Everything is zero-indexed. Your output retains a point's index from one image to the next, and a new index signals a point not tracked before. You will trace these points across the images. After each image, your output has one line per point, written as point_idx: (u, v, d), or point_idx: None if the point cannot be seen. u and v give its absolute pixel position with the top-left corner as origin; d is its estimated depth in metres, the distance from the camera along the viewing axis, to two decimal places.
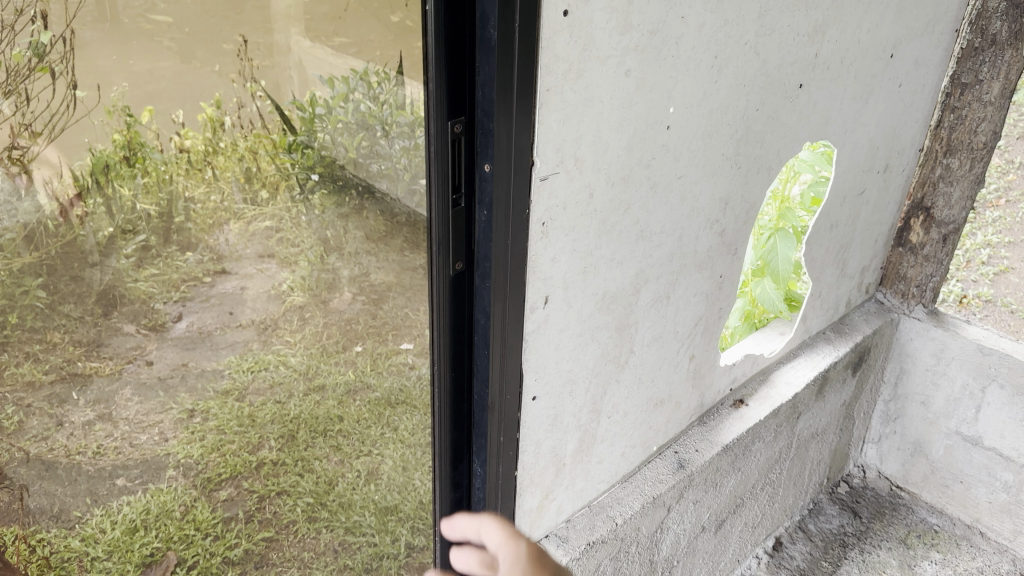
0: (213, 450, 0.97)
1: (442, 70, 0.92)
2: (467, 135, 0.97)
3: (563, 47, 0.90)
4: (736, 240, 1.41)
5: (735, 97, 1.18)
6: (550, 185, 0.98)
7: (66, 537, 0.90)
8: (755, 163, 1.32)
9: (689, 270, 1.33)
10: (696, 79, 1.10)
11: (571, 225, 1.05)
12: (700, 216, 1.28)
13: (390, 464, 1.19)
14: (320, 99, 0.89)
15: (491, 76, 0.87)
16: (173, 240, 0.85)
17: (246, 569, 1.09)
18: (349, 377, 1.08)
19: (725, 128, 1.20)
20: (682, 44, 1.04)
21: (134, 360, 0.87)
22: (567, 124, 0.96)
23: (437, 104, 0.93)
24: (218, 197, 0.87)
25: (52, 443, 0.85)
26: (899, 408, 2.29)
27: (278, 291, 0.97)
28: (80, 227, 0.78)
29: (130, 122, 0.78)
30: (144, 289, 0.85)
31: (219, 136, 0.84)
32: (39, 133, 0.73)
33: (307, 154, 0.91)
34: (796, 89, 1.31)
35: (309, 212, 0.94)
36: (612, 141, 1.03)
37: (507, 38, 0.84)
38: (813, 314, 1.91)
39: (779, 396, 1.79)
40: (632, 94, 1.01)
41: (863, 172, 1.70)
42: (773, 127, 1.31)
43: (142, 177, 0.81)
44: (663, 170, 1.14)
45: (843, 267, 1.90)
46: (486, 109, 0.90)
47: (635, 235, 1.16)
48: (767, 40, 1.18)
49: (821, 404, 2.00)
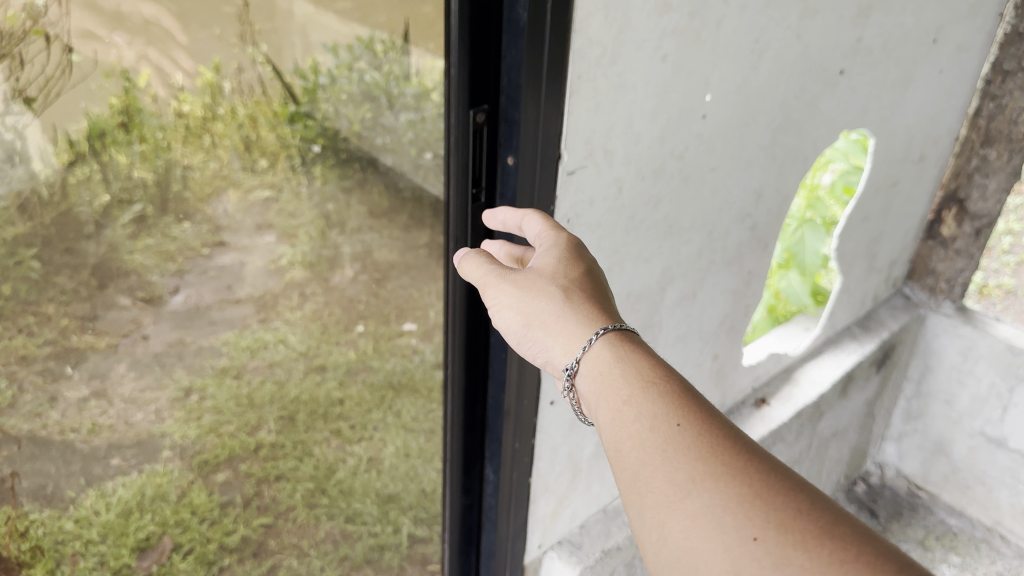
0: (208, 432, 0.98)
1: (463, 54, 0.81)
2: (491, 126, 0.86)
3: (597, 30, 0.82)
4: (767, 234, 1.35)
5: (774, 83, 1.11)
6: (576, 179, 0.91)
7: (59, 519, 0.89)
8: (791, 154, 1.26)
9: (717, 268, 1.28)
10: (736, 64, 1.02)
11: (596, 223, 0.98)
12: (731, 209, 1.22)
13: (393, 450, 1.14)
14: (321, 67, 0.84)
15: (518, 60, 0.80)
16: (170, 212, 0.83)
17: (245, 557, 1.06)
18: (350, 358, 1.06)
19: (762, 116, 1.14)
20: (722, 27, 0.96)
21: (129, 335, 0.87)
22: (598, 114, 0.88)
23: (458, 92, 0.82)
24: (217, 164, 0.84)
25: (45, 420, 0.84)
26: (922, 406, 2.13)
27: (275, 265, 0.97)
28: (74, 197, 0.76)
29: (127, 87, 0.73)
30: (139, 262, 0.84)
31: (217, 101, 0.79)
32: (33, 99, 0.69)
33: (308, 125, 0.87)
34: (837, 74, 1.24)
35: (309, 184, 0.93)
36: (644, 132, 0.95)
37: (537, 18, 0.76)
38: (841, 309, 1.85)
39: (801, 396, 1.73)
40: (668, 81, 0.94)
41: (898, 162, 1.63)
42: (812, 114, 1.24)
43: (139, 144, 0.76)
44: (696, 161, 1.07)
45: (873, 261, 1.83)
46: (511, 97, 0.83)
47: (664, 231, 1.10)
48: (810, 22, 1.10)
49: (844, 403, 1.92)
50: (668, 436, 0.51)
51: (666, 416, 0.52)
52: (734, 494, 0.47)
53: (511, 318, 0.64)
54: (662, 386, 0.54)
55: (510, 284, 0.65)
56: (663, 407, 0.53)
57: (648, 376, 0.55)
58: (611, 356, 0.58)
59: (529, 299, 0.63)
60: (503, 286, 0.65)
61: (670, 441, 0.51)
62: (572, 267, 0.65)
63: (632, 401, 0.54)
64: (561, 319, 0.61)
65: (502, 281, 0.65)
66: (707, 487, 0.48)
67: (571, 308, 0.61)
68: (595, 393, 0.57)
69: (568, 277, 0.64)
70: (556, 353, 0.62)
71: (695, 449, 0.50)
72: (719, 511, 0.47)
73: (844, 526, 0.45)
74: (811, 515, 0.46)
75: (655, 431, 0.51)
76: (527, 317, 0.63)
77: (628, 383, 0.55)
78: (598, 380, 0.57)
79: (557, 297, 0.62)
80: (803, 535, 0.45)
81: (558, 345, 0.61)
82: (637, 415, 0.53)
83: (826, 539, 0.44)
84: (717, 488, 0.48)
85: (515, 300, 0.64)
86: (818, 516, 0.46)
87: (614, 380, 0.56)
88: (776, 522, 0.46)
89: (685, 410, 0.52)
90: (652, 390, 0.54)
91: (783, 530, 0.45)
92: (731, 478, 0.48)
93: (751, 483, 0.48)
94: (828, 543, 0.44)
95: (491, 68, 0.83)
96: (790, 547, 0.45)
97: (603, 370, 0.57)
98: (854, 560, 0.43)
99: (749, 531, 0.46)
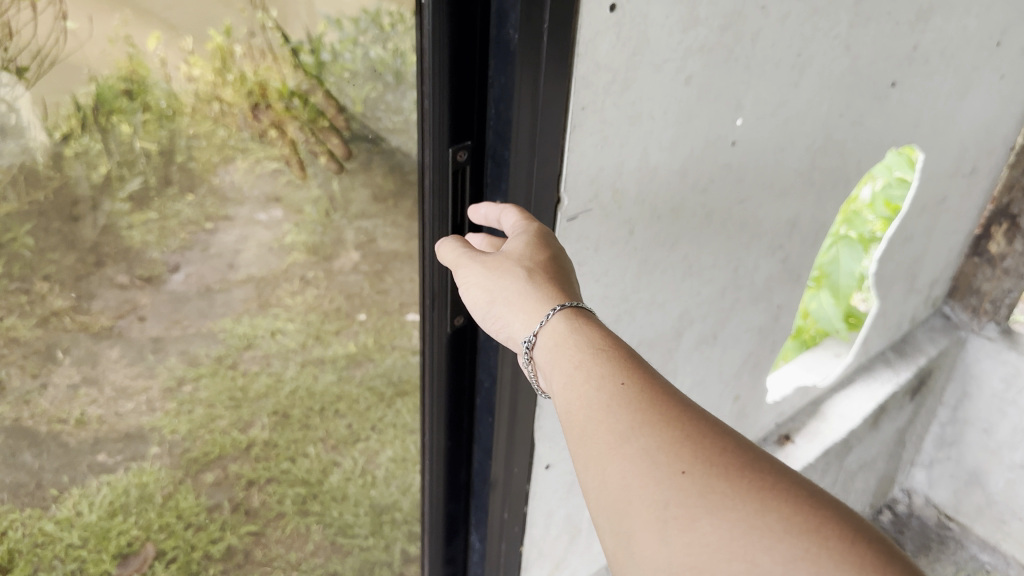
0: (200, 427, 0.96)
1: (441, 84, 0.68)
2: (476, 164, 0.75)
3: (606, 53, 0.69)
4: (799, 265, 1.27)
5: (817, 101, 1.01)
6: (580, 225, 0.80)
7: (40, 519, 0.86)
8: (831, 177, 1.16)
9: (742, 305, 1.20)
10: (774, 82, 0.91)
11: (603, 270, 0.87)
12: (761, 241, 1.12)
13: (389, 455, 1.06)
14: (327, 42, 0.70)
15: (508, 89, 0.68)
16: (173, 182, 0.77)
17: (229, 568, 1.01)
18: (351, 350, 1.00)
19: (801, 138, 1.03)
20: (758, 43, 0.84)
21: (125, 317, 0.86)
22: (605, 150, 0.76)
23: (437, 124, 0.70)
24: (225, 132, 0.73)
25: (33, 408, 0.82)
26: (958, 432, 2.03)
27: (278, 243, 0.91)
28: (71, 169, 0.70)
29: (133, 52, 0.64)
30: (139, 238, 0.80)
31: (227, 67, 0.68)
32: (25, 69, 0.61)
33: (310, 105, 0.74)
34: (888, 88, 1.14)
35: (313, 162, 0.81)
36: (662, 165, 0.83)
37: (529, 41, 0.65)
38: (875, 334, 1.78)
39: (828, 432, 1.66)
40: (692, 105, 0.82)
41: (946, 177, 1.53)
42: (858, 132, 1.15)
43: (142, 113, 0.69)
44: (721, 194, 0.96)
45: (913, 281, 1.73)
46: (500, 132, 0.71)
47: (681, 271, 1.00)
48: (862, 31, 1.00)
49: (874, 434, 1.84)
50: (612, 393, 0.48)
51: (610, 375, 0.49)
52: (669, 437, 0.45)
53: (477, 296, 0.60)
54: (610, 347, 0.52)
55: (477, 264, 0.61)
56: (608, 368, 0.50)
57: (597, 342, 0.52)
58: (565, 327, 0.54)
59: (495, 277, 0.59)
60: (470, 267, 0.61)
61: (614, 397, 0.48)
62: (540, 250, 0.61)
63: (583, 366, 0.51)
64: (523, 297, 0.57)
65: (470, 263, 0.61)
66: (645, 432, 0.46)
67: (533, 288, 0.57)
68: (547, 364, 0.54)
69: (534, 259, 0.59)
70: (516, 328, 0.58)
71: (639, 402, 0.47)
72: (655, 453, 0.45)
73: (770, 463, 0.44)
74: (739, 453, 0.44)
75: (600, 390, 0.49)
76: (490, 294, 0.59)
77: (578, 349, 0.52)
78: (550, 352, 0.54)
79: (521, 277, 0.58)
80: (727, 467, 0.43)
81: (519, 319, 0.57)
82: (585, 376, 0.50)
83: (751, 471, 0.43)
84: (652, 432, 0.46)
85: (483, 279, 0.60)
86: (744, 454, 0.44)
87: (564, 348, 0.53)
88: (708, 460, 0.44)
89: (631, 370, 0.50)
90: (602, 353, 0.51)
91: (711, 465, 0.44)
92: (666, 423, 0.46)
93: (685, 427, 0.46)
94: (750, 475, 0.43)
95: (474, 97, 0.71)
96: (718, 478, 0.43)
97: (558, 341, 0.54)
98: (773, 487, 0.42)
99: (677, 465, 0.44)
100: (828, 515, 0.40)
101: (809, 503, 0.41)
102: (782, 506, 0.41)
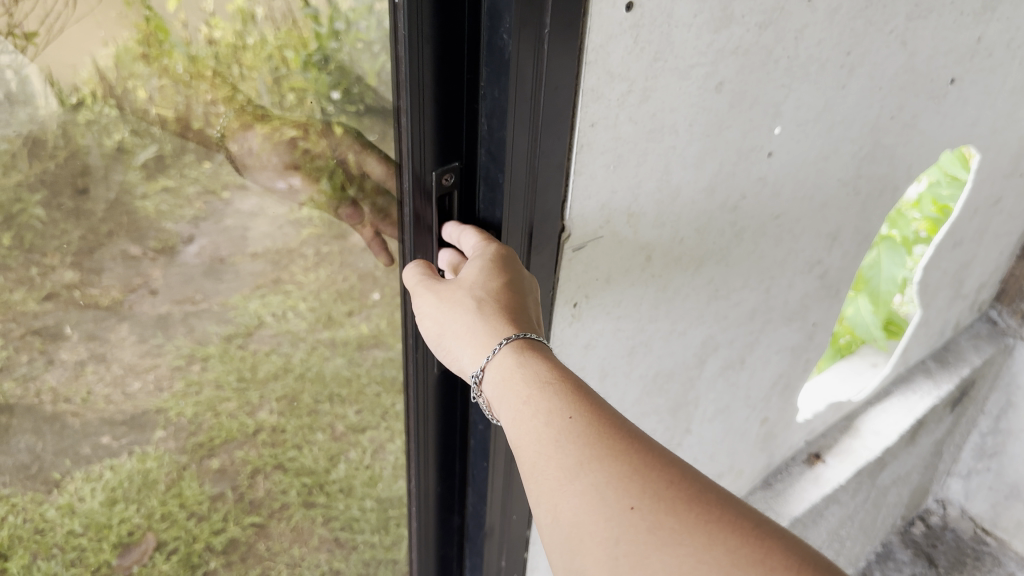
0: (207, 409, 0.85)
1: (425, 105, 0.73)
2: (462, 186, 0.80)
3: (619, 61, 0.73)
4: (837, 282, 1.41)
5: (866, 102, 1.07)
6: (587, 253, 0.87)
7: (41, 504, 0.77)
8: (877, 186, 1.26)
9: (774, 325, 1.32)
10: (817, 84, 0.96)
11: (612, 301, 0.95)
12: (795, 262, 1.24)
13: (399, 446, 1.08)
14: (340, 11, 0.70)
15: (501, 104, 0.72)
16: (192, 146, 0.69)
17: (231, 560, 0.99)
18: (362, 332, 0.94)
19: (846, 145, 1.10)
20: (803, 40, 0.89)
21: (136, 290, 0.73)
22: (618, 170, 0.81)
23: (426, 148, 0.76)
24: (244, 99, 0.70)
25: (39, 387, 0.72)
26: (999, 444, 2.43)
27: (293, 217, 0.80)
28: (80, 137, 0.63)
29: (150, 14, 0.61)
30: (152, 209, 0.70)
31: (249, 30, 0.67)
32: (34, 34, 0.58)
33: (324, 73, 0.73)
34: (946, 85, 1.20)
35: (329, 135, 0.77)
36: (687, 181, 0.90)
37: (524, 50, 0.68)
38: (914, 343, 2.03)
39: (859, 453, 1.91)
40: (724, 114, 0.87)
41: (1004, 177, 1.69)
42: (909, 135, 1.23)
43: (159, 78, 0.64)
44: (752, 211, 1.04)
45: (957, 288, 1.98)
46: (491, 151, 0.76)
47: (707, 295, 1.09)
48: (920, 26, 1.06)
49: (912, 447, 2.13)
50: (561, 429, 0.59)
51: (559, 412, 0.59)
52: (616, 471, 0.56)
53: (431, 326, 0.72)
54: (555, 382, 0.62)
55: (431, 296, 0.72)
56: (555, 402, 0.60)
57: (544, 377, 0.63)
58: (514, 361, 0.65)
59: (446, 309, 0.70)
60: (424, 298, 0.73)
61: (562, 433, 0.58)
62: (493, 276, 0.70)
63: (532, 401, 0.61)
64: (471, 329, 0.68)
65: (425, 292, 0.73)
66: (593, 468, 0.56)
67: (481, 319, 0.68)
68: (500, 395, 0.64)
69: (485, 289, 0.69)
70: (465, 361, 0.69)
71: (584, 437, 0.58)
72: (605, 488, 0.55)
73: (710, 492, 0.55)
74: (680, 484, 0.55)
75: (551, 426, 0.59)
76: (443, 326, 0.70)
77: (528, 385, 0.62)
78: (502, 385, 0.64)
79: (471, 308, 0.68)
80: (672, 501, 0.54)
81: (467, 353, 0.68)
82: (535, 413, 0.60)
83: (691, 502, 0.53)
84: (600, 468, 0.56)
85: (436, 309, 0.71)
86: (685, 485, 0.55)
87: (513, 382, 0.63)
88: (651, 493, 0.54)
89: (576, 405, 0.60)
90: (550, 388, 0.62)
91: (656, 499, 0.54)
92: (612, 459, 0.56)
93: (630, 461, 0.56)
94: (693, 507, 0.53)
95: (462, 118, 0.76)
96: (662, 512, 0.53)
97: (507, 374, 0.64)
98: (713, 517, 0.52)
99: (627, 502, 0.54)
100: (769, 545, 0.51)
101: (749, 532, 0.51)
102: (728, 539, 0.51)
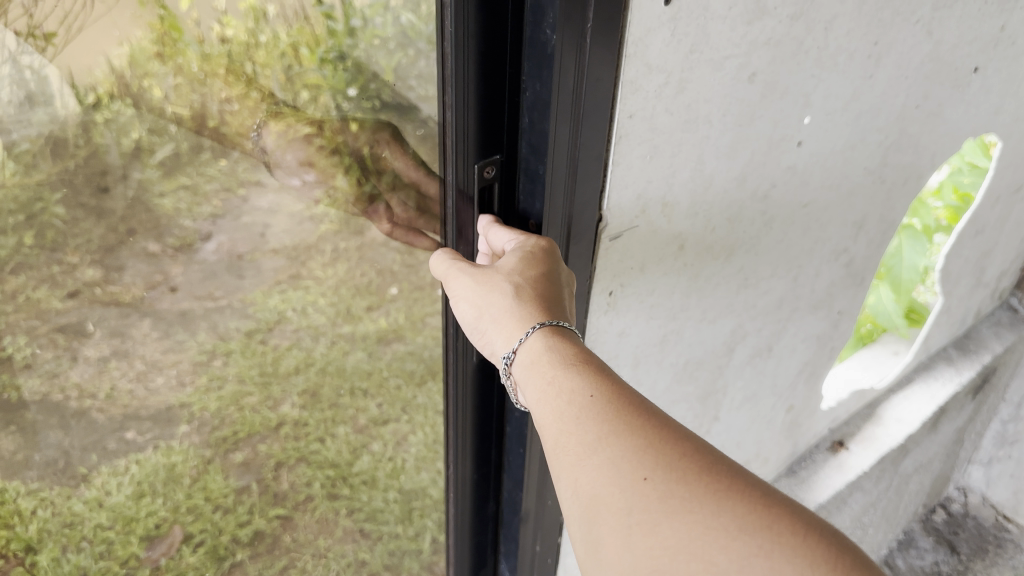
0: (231, 404, 0.86)
1: (465, 97, 0.73)
2: (500, 178, 0.81)
3: (657, 54, 0.74)
4: (862, 271, 1.40)
5: (894, 89, 1.07)
6: (622, 242, 0.87)
7: (69, 498, 0.79)
8: (902, 173, 1.26)
9: (801, 313, 1.33)
10: (845, 74, 0.96)
11: (645, 290, 0.96)
12: (822, 250, 1.24)
13: (419, 438, 1.08)
14: (354, 8, 0.71)
15: (542, 96, 0.72)
16: (207, 144, 0.70)
17: (258, 552, 1.00)
18: (382, 326, 0.95)
19: (873, 134, 1.10)
20: (833, 30, 0.89)
21: (157, 287, 0.74)
22: (654, 161, 0.82)
23: (466, 140, 0.76)
24: (258, 96, 0.70)
25: (63, 382, 0.73)
26: (1018, 431, 2.43)
27: (310, 213, 0.81)
28: (99, 136, 0.64)
29: (165, 15, 0.62)
30: (171, 206, 0.70)
31: (260, 27, 0.67)
32: (52, 35, 0.59)
33: (339, 71, 0.73)
34: (970, 73, 1.20)
35: (345, 132, 0.77)
36: (719, 171, 0.90)
37: (566, 44, 0.69)
38: (937, 331, 2.03)
39: (882, 440, 1.91)
40: (756, 104, 0.87)
41: None
42: (934, 123, 1.22)
43: (174, 77, 0.65)
44: (781, 200, 1.04)
45: (978, 276, 1.98)
46: (532, 143, 0.76)
47: (738, 283, 1.10)
48: (945, 16, 1.05)
49: (932, 435, 2.13)
50: (582, 406, 0.59)
51: (580, 390, 0.60)
52: (633, 445, 0.56)
53: (467, 310, 0.72)
54: (580, 363, 0.63)
55: (468, 277, 0.73)
56: (579, 382, 0.61)
57: (569, 359, 0.64)
58: (540, 345, 0.66)
59: (484, 292, 0.71)
60: (460, 279, 0.73)
61: (583, 410, 0.59)
62: (530, 266, 0.72)
63: (556, 380, 0.62)
64: (505, 314, 0.68)
65: (460, 274, 0.74)
66: (611, 442, 0.57)
67: (518, 305, 0.69)
68: (526, 377, 0.65)
69: (524, 276, 0.71)
70: (497, 343, 0.69)
71: (605, 413, 0.58)
72: (622, 462, 0.56)
73: (722, 464, 0.55)
74: (693, 455, 0.55)
75: (572, 404, 0.60)
76: (479, 310, 0.70)
77: (553, 366, 0.63)
78: (529, 368, 0.65)
79: (508, 293, 0.69)
80: (683, 471, 0.54)
81: (501, 337, 0.69)
82: (558, 392, 0.61)
83: (703, 473, 0.54)
84: (617, 443, 0.57)
85: (472, 292, 0.72)
86: (698, 457, 0.55)
87: (541, 365, 0.64)
88: (665, 465, 0.55)
89: (598, 384, 0.61)
90: (574, 368, 0.62)
91: (669, 470, 0.54)
92: (629, 433, 0.57)
93: (647, 435, 0.57)
94: (705, 476, 0.54)
95: (501, 110, 0.77)
96: (673, 482, 0.54)
97: (534, 357, 0.65)
98: (723, 486, 0.53)
99: (640, 473, 0.55)
100: (776, 512, 0.51)
101: (758, 500, 0.52)
102: (736, 506, 0.52)
